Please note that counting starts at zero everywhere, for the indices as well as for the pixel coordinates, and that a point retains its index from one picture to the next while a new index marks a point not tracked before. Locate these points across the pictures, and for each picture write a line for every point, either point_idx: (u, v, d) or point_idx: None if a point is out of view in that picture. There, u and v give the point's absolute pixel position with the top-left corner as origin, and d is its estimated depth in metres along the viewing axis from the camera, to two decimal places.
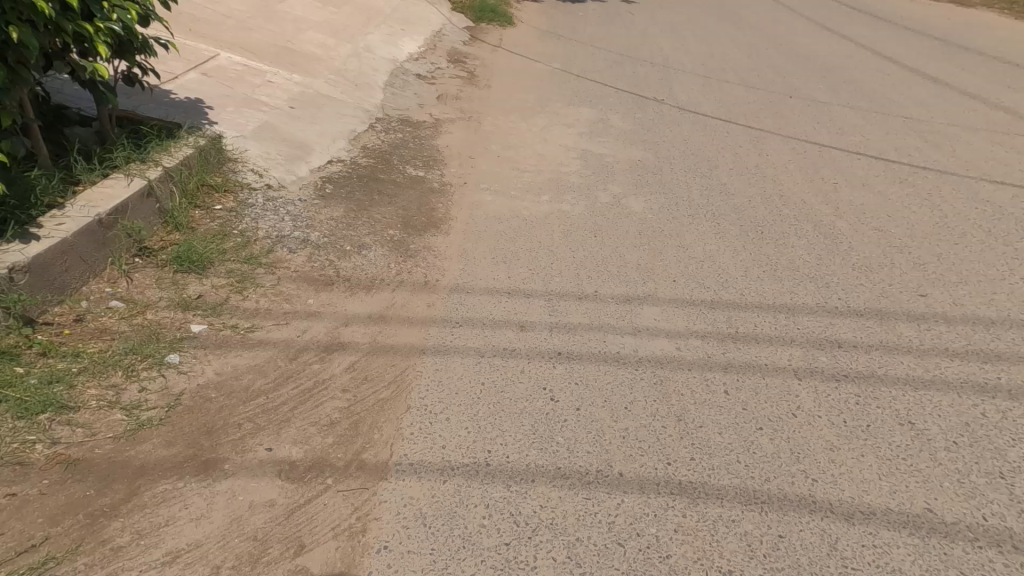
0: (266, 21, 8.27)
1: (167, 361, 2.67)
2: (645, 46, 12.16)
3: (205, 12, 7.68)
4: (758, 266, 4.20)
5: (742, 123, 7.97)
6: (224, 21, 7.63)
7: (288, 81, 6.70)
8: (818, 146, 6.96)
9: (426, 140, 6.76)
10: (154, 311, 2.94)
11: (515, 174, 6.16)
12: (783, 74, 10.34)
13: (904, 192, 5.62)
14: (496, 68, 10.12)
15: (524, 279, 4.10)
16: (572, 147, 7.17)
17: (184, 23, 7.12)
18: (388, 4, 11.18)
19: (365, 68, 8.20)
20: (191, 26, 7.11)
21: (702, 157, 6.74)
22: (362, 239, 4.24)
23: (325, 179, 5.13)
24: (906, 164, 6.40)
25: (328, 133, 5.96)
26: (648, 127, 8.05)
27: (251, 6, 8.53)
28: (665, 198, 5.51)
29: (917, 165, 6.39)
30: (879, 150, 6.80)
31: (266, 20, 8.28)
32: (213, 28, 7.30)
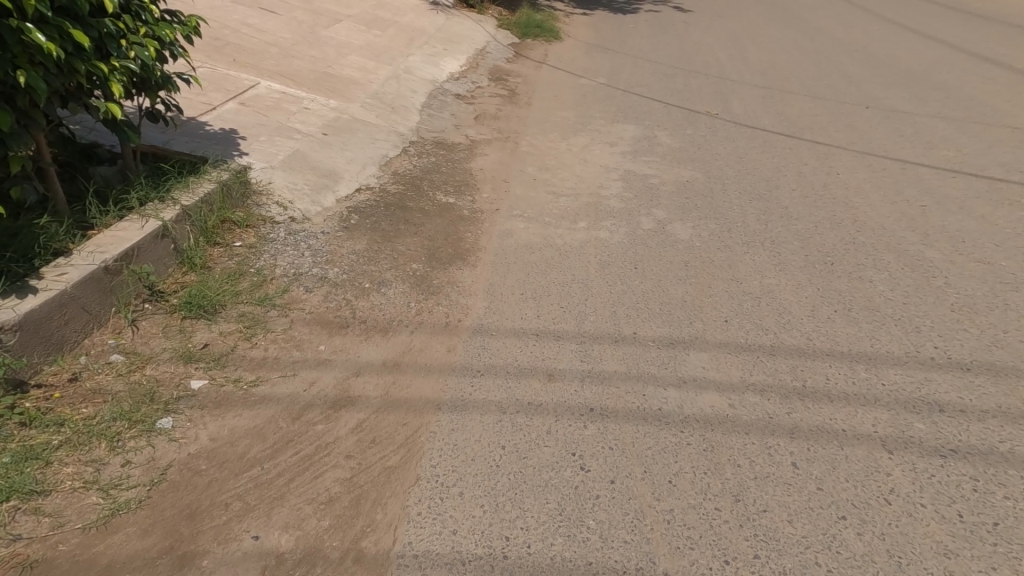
0: (309, 47, 8.36)
1: (156, 427, 2.50)
2: (693, 57, 11.67)
3: (250, 40, 7.83)
4: (828, 306, 3.79)
5: (810, 138, 7.60)
6: (268, 50, 7.75)
7: (325, 108, 6.66)
8: (902, 164, 6.69)
9: (461, 163, 6.56)
10: (154, 365, 2.79)
11: (551, 198, 5.85)
12: (855, 84, 9.90)
13: (1001, 224, 5.26)
14: (538, 85, 9.90)
15: (554, 318, 3.73)
16: (614, 167, 6.81)
17: (229, 53, 7.25)
18: (431, 23, 11.21)
19: (402, 90, 8.13)
20: (235, 56, 7.21)
21: (759, 178, 6.32)
22: (382, 275, 4.00)
23: (352, 209, 4.93)
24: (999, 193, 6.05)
25: (359, 159, 5.81)
26: (699, 144, 7.62)
27: (295, 32, 8.65)
28: (719, 226, 5.17)
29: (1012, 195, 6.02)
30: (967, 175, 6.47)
31: (309, 46, 8.37)
32: (257, 57, 7.40)
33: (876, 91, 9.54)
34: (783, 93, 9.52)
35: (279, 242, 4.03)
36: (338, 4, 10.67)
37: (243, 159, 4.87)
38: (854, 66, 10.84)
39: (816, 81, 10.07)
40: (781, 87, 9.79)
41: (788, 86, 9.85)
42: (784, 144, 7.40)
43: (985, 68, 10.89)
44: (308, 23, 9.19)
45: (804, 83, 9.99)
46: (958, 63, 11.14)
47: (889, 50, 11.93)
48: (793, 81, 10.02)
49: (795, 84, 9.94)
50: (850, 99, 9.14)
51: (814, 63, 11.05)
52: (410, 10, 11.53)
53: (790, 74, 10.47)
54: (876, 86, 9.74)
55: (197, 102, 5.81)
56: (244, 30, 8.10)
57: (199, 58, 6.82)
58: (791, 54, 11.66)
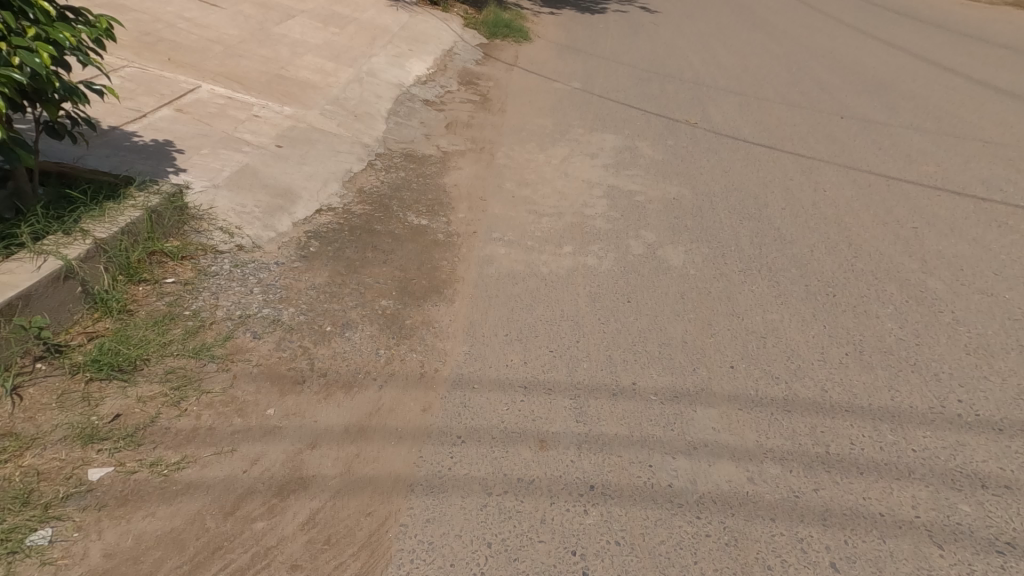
0: (259, 46, 7.73)
1: (25, 546, 1.99)
2: (672, 62, 11.41)
3: (192, 38, 7.16)
4: (839, 346, 3.44)
5: (791, 150, 7.40)
6: (212, 49, 7.10)
7: (278, 115, 6.09)
8: (886, 179, 6.55)
9: (432, 178, 6.08)
10: (35, 453, 2.26)
11: (532, 218, 5.41)
12: (829, 91, 9.83)
13: (996, 250, 5.09)
14: (511, 90, 9.48)
15: (544, 367, 3.32)
16: (596, 182, 6.43)
17: (166, 52, 6.58)
18: (396, 22, 10.66)
19: (366, 95, 7.59)
20: (173, 56, 6.55)
21: (747, 195, 6.03)
22: (346, 315, 3.50)
23: (310, 234, 4.42)
24: (985, 213, 5.92)
25: (319, 175, 5.29)
26: (686, 156, 7.33)
27: (244, 30, 8.01)
28: (714, 247, 4.83)
29: (999, 216, 5.89)
30: (953, 194, 6.31)
31: (259, 45, 7.75)
32: (198, 57, 6.75)
33: (855, 101, 9.43)
34: (763, 102, 9.32)
35: (223, 278, 3.52)
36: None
37: (179, 178, 4.31)
38: (832, 74, 10.75)
39: (796, 90, 9.93)
40: (756, 94, 9.65)
41: (763, 94, 9.69)
42: (767, 158, 7.16)
43: (956, 78, 10.92)
44: (259, 20, 8.54)
45: (780, 90, 9.86)
46: (929, 73, 11.17)
47: (863, 58, 11.89)
48: (771, 90, 9.86)
49: (771, 91, 9.79)
50: (829, 110, 8.99)
51: (791, 71, 10.91)
52: (373, 8, 10.95)
53: (769, 82, 10.30)
54: (850, 94, 9.70)
55: (125, 108, 5.16)
56: (183, 26, 7.41)
57: (128, 58, 6.13)
58: (769, 61, 11.50)
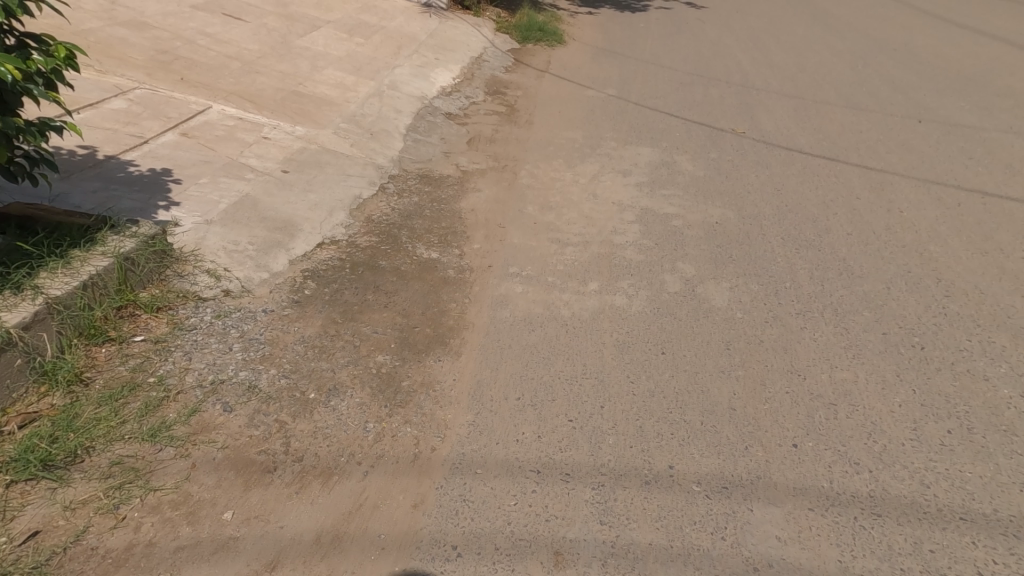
0: (278, 60, 7.50)
1: None
2: (711, 64, 10.66)
3: (209, 55, 6.96)
4: (939, 420, 2.86)
5: (856, 161, 6.71)
6: (228, 65, 6.89)
7: (288, 137, 5.76)
8: (980, 195, 5.88)
9: (448, 202, 5.64)
10: None
11: (555, 248, 4.91)
12: (900, 92, 9.03)
13: None
14: (539, 100, 9.01)
15: (561, 443, 2.79)
16: (628, 204, 5.87)
17: (179, 70, 6.35)
18: (423, 29, 10.37)
19: (383, 111, 7.23)
20: (185, 74, 6.32)
21: (802, 218, 5.40)
22: (334, 377, 3.07)
23: (308, 273, 4.00)
24: None
25: (324, 204, 4.87)
26: (728, 171, 6.69)
27: (264, 44, 7.79)
28: (772, 283, 4.31)
29: None
30: None
31: (278, 60, 7.51)
32: (212, 75, 6.52)
33: (918, 104, 8.53)
34: (815, 107, 8.55)
35: (200, 332, 3.13)
36: (317, 9, 9.80)
37: (168, 215, 3.95)
38: (895, 72, 9.86)
39: (850, 92, 9.08)
40: (814, 97, 8.94)
41: (823, 95, 8.99)
42: (822, 172, 6.46)
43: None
44: (280, 33, 8.32)
45: (841, 92, 9.12)
46: (1003, 70, 10.04)
47: (925, 53, 10.81)
48: (823, 93, 9.05)
49: (832, 93, 9.08)
50: (889, 115, 8.14)
51: (843, 71, 10.02)
52: (400, 15, 10.67)
53: (819, 84, 9.46)
54: (929, 94, 8.94)
55: (125, 134, 4.90)
56: (202, 41, 7.23)
57: (138, 78, 5.92)
58: (817, 60, 10.61)
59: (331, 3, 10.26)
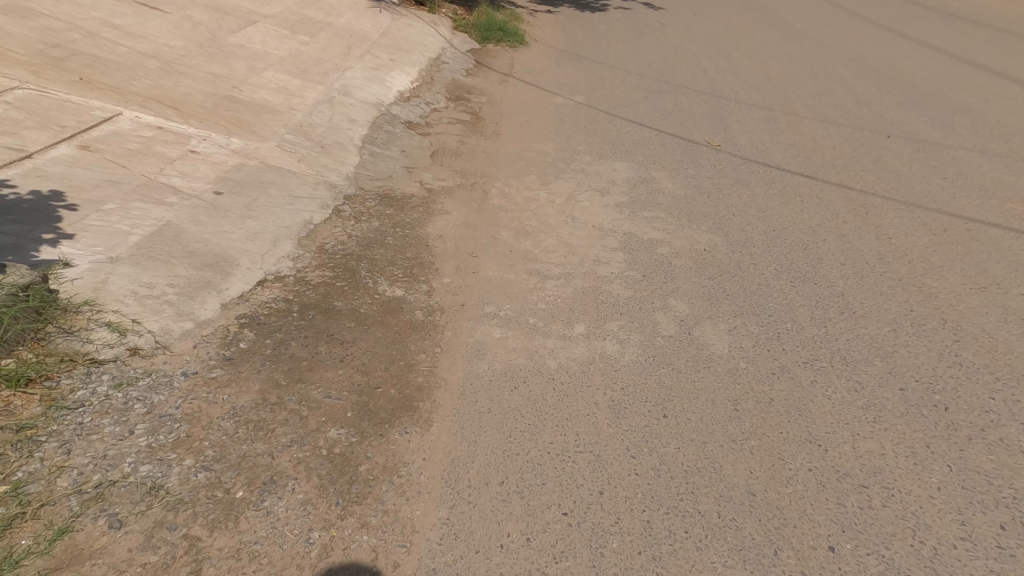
0: (207, 59, 6.74)
1: None
2: (683, 72, 10.40)
3: (120, 52, 6.16)
4: (989, 512, 2.69)
5: (834, 179, 6.53)
6: (145, 64, 6.12)
7: (220, 151, 5.12)
8: (954, 218, 5.78)
9: (413, 226, 5.13)
10: None
11: (535, 283, 4.49)
12: (867, 104, 9.01)
13: None
14: (506, 107, 8.54)
15: (555, 550, 2.40)
16: (608, 228, 5.48)
17: (78, 69, 5.53)
18: (377, 28, 9.75)
19: (336, 120, 6.64)
20: (85, 74, 5.49)
21: (793, 245, 5.10)
22: (273, 466, 2.48)
23: (244, 319, 3.36)
24: None
25: (267, 233, 4.32)
26: (709, 189, 6.38)
27: (189, 40, 7.00)
28: (774, 324, 3.95)
29: None
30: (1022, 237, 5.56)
31: (207, 59, 6.75)
32: (123, 75, 5.74)
33: (887, 119, 8.49)
34: (789, 120, 8.38)
35: (88, 410, 2.51)
36: (254, 1, 9.00)
37: (53, 252, 3.31)
38: (859, 84, 9.87)
39: (821, 105, 8.96)
40: (782, 107, 8.81)
41: (790, 106, 8.88)
42: (805, 191, 6.23)
43: (993, 91, 9.92)
44: (209, 28, 7.53)
45: (809, 103, 9.03)
46: (965, 83, 10.17)
47: (889, 66, 10.88)
48: (795, 106, 8.92)
49: (799, 104, 8.97)
50: (861, 130, 8.04)
51: (815, 81, 9.94)
52: (348, 11, 9.98)
53: (792, 96, 9.33)
54: (893, 106, 8.95)
55: (1, 148, 4.17)
56: (110, 35, 6.40)
57: (23, 76, 5.08)
58: (788, 70, 10.50)
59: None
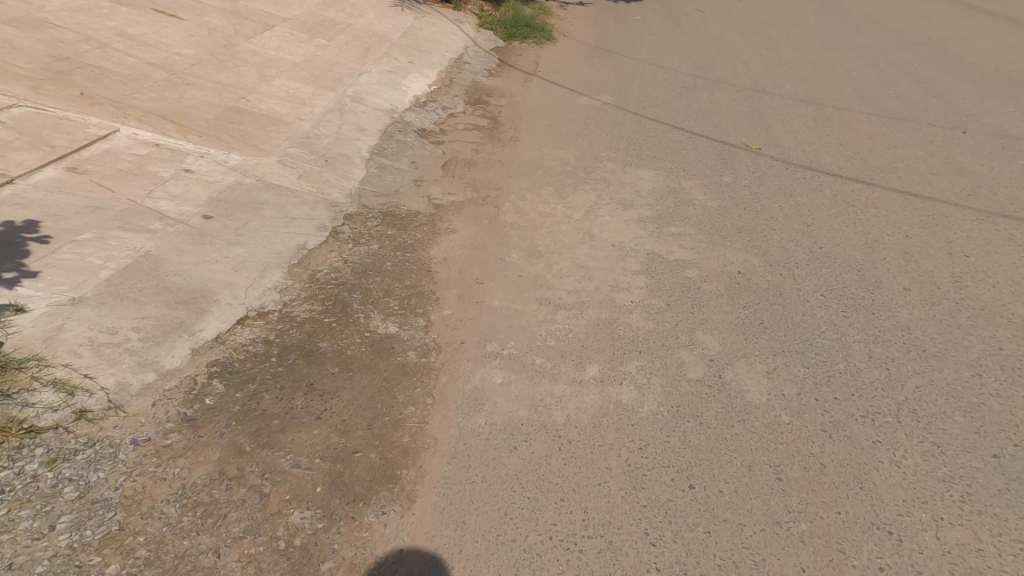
0: (217, 68, 6.51)
1: None
2: (715, 69, 9.77)
3: (126, 63, 5.96)
4: None
5: (894, 184, 5.85)
6: (151, 75, 5.91)
7: (217, 168, 4.78)
8: None
9: (415, 248, 4.77)
10: None
11: (545, 316, 4.10)
12: (931, 98, 8.34)
13: None
14: (526, 110, 8.10)
15: None
16: (630, 248, 5.03)
17: (80, 83, 5.32)
18: (396, 28, 9.43)
19: (344, 130, 6.30)
20: (85, 88, 5.27)
21: (844, 265, 4.51)
22: (216, 568, 2.24)
23: (215, 365, 3.05)
24: None
25: (255, 261, 3.94)
26: (746, 200, 5.80)
27: (201, 48, 6.78)
28: (821, 364, 3.41)
29: None
30: None
31: (217, 67, 6.52)
32: (126, 88, 5.52)
33: (951, 115, 7.68)
34: (838, 119, 7.67)
35: (5, 500, 2.27)
36: (273, 3, 8.80)
37: (6, 295, 3.05)
38: (921, 77, 9.15)
39: (872, 102, 8.21)
40: (836, 103, 8.21)
41: (845, 102, 8.26)
42: (861, 200, 5.58)
43: None
44: (223, 33, 7.32)
45: (865, 98, 8.38)
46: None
47: (941, 59, 10.02)
48: (841, 103, 8.20)
49: (855, 99, 8.34)
50: (922, 128, 7.28)
51: (860, 77, 9.18)
52: (370, 11, 9.73)
53: (838, 93, 8.60)
54: (962, 101, 8.25)
55: None
56: (120, 45, 6.23)
57: (19, 93, 4.87)
58: (830, 65, 9.75)
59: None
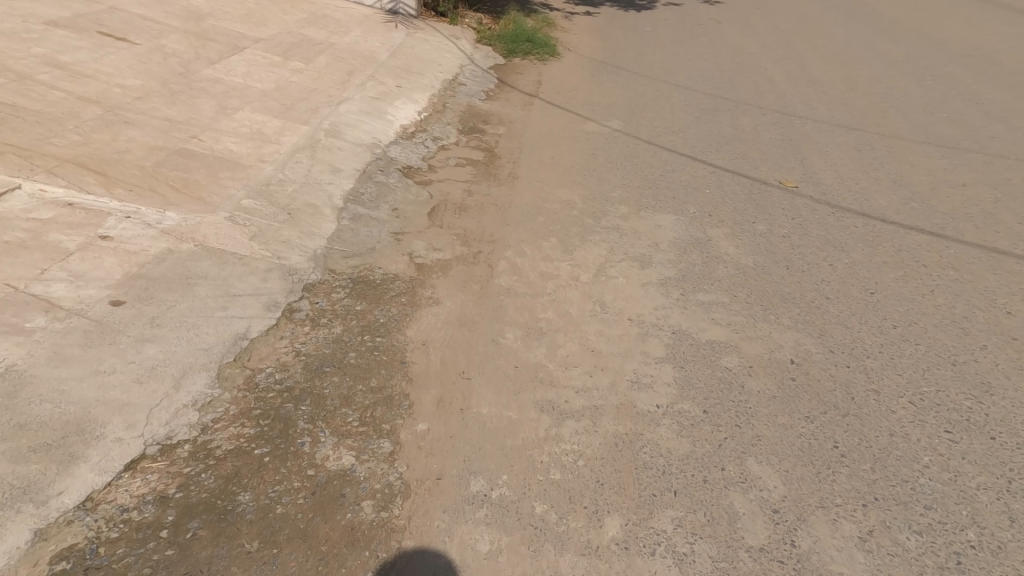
0: (167, 102, 5.79)
1: None
2: (737, 88, 8.93)
3: (52, 98, 5.26)
4: None
5: (968, 236, 5.18)
6: (82, 113, 5.18)
7: (145, 233, 4.00)
8: None
9: (388, 331, 3.93)
10: None
11: (547, 431, 3.23)
12: (989, 125, 7.61)
13: None
14: (527, 139, 7.27)
15: None
16: (650, 324, 4.15)
17: None
18: (385, 46, 8.72)
19: (313, 173, 5.46)
20: None
21: (932, 353, 3.65)
22: None
23: (64, 561, 2.24)
24: None
25: (172, 365, 3.07)
26: (787, 255, 4.95)
27: (151, 79, 6.10)
28: (940, 529, 2.66)
29: None
30: None
31: (167, 101, 5.80)
32: (45, 130, 4.78)
33: (1018, 148, 7.02)
34: (886, 150, 6.98)
35: None
36: (246, 22, 8.13)
37: None
38: (974, 100, 8.38)
39: (924, 128, 7.53)
40: (882, 131, 7.48)
41: (891, 129, 7.53)
42: (929, 262, 4.73)
43: None
44: (182, 59, 6.67)
45: (915, 124, 7.64)
46: None
47: (988, 80, 9.11)
48: (887, 130, 7.48)
49: (902, 125, 7.63)
50: (989, 162, 6.67)
51: (899, 102, 8.33)
52: (357, 28, 9.05)
53: (877, 121, 7.74)
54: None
55: None
56: (47, 77, 5.56)
57: None
58: (865, 86, 8.90)
59: (267, 15, 8.58)
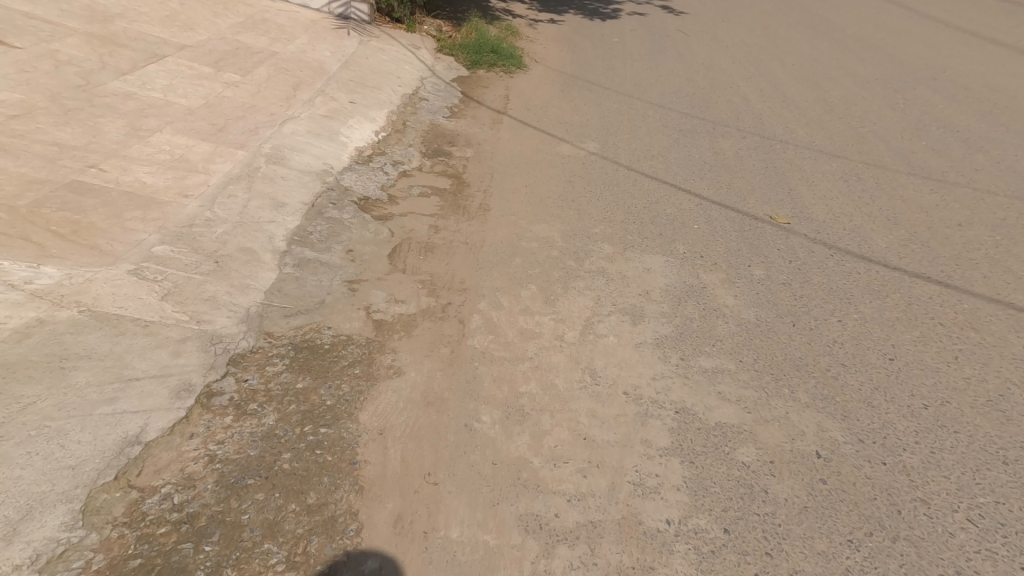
0: (60, 122, 4.89)
1: None
2: (712, 108, 8.56)
3: None
4: None
5: (973, 286, 4.91)
6: None
7: (5, 297, 3.27)
8: None
9: (336, 418, 3.17)
10: None
11: (534, 566, 2.61)
12: (972, 153, 7.44)
13: None
14: (498, 164, 6.61)
15: None
16: (649, 401, 3.53)
17: None
18: (335, 56, 7.93)
19: (250, 209, 4.65)
20: None
21: (979, 449, 3.24)
22: None
23: None
24: None
25: (11, 501, 2.42)
26: (791, 309, 4.46)
27: (38, 93, 5.17)
28: None
29: None
30: None
31: (58, 120, 4.91)
32: None
33: (1008, 179, 6.84)
34: (873, 181, 6.67)
35: None
36: (167, 26, 7.21)
37: None
38: (954, 126, 8.23)
39: (906, 156, 7.30)
40: (867, 158, 7.18)
41: (876, 157, 7.25)
42: (946, 321, 4.42)
43: None
44: (81, 69, 5.74)
45: (898, 152, 7.40)
46: None
47: (964, 105, 8.98)
48: (869, 158, 7.20)
49: (886, 152, 7.38)
50: (983, 197, 6.45)
51: (879, 126, 8.12)
52: (302, 35, 8.24)
53: (858, 148, 7.44)
54: (1009, 158, 7.37)
55: None
56: None
57: None
58: (842, 108, 8.68)
59: (193, 18, 7.67)
